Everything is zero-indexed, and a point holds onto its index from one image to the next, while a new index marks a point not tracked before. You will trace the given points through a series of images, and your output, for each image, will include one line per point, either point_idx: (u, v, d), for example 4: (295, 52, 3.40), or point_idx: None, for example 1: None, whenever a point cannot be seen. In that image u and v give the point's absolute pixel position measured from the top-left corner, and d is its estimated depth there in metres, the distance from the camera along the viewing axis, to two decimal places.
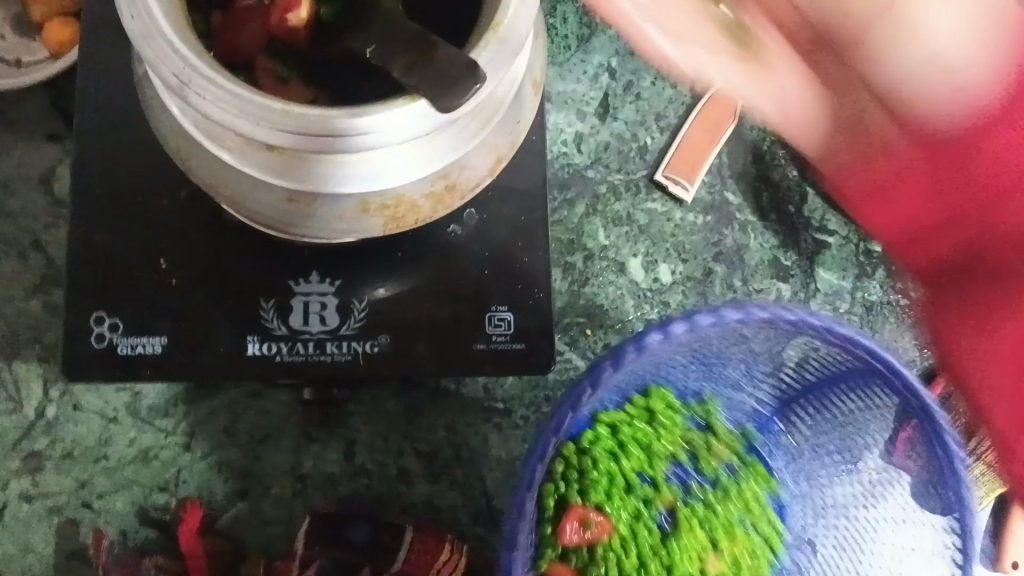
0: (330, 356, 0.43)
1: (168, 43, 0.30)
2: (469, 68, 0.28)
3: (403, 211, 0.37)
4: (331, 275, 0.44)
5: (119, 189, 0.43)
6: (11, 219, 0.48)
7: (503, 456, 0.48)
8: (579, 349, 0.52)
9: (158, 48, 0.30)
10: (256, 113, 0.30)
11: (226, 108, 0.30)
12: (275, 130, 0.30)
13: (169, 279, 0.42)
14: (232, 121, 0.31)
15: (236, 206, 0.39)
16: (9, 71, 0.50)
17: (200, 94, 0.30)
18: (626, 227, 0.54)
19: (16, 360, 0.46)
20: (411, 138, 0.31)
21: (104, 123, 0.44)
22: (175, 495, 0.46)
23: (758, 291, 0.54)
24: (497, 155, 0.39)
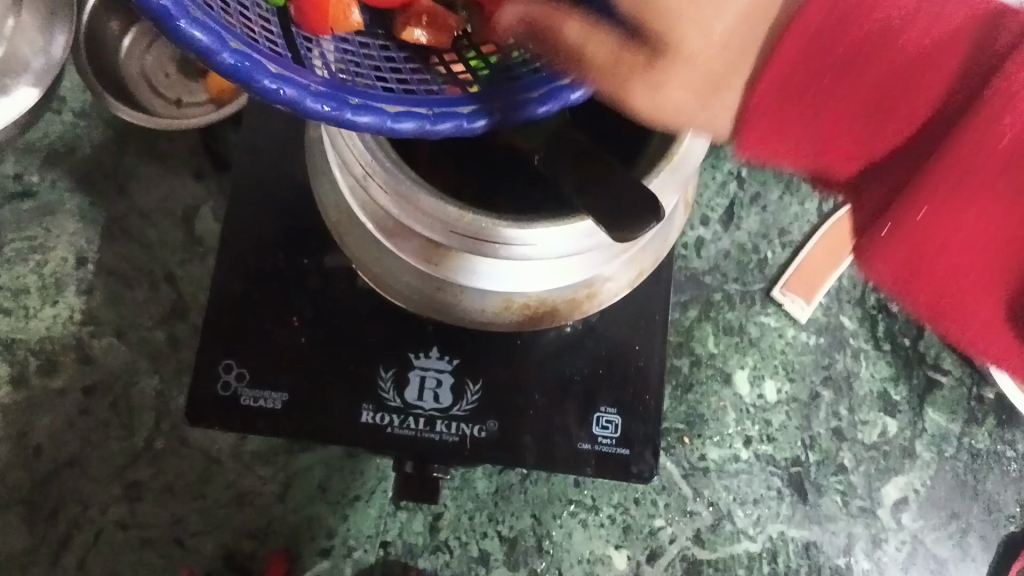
0: (438, 434, 0.44)
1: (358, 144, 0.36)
2: (647, 196, 0.32)
3: (541, 309, 0.42)
4: (448, 354, 0.45)
5: (263, 242, 0.47)
6: (148, 249, 0.50)
7: (585, 554, 0.49)
8: (675, 456, 0.51)
9: (349, 145, 0.36)
10: (434, 215, 0.35)
11: (401, 205, 0.36)
12: (449, 231, 0.36)
13: (298, 335, 0.45)
14: (405, 218, 0.37)
15: (382, 284, 0.44)
16: (167, 109, 0.54)
17: (378, 185, 0.36)
18: (736, 338, 0.54)
19: (134, 387, 0.48)
20: (556, 253, 0.37)
21: (264, 175, 0.48)
22: (264, 544, 0.47)
23: (863, 423, 0.53)
24: (639, 269, 0.44)
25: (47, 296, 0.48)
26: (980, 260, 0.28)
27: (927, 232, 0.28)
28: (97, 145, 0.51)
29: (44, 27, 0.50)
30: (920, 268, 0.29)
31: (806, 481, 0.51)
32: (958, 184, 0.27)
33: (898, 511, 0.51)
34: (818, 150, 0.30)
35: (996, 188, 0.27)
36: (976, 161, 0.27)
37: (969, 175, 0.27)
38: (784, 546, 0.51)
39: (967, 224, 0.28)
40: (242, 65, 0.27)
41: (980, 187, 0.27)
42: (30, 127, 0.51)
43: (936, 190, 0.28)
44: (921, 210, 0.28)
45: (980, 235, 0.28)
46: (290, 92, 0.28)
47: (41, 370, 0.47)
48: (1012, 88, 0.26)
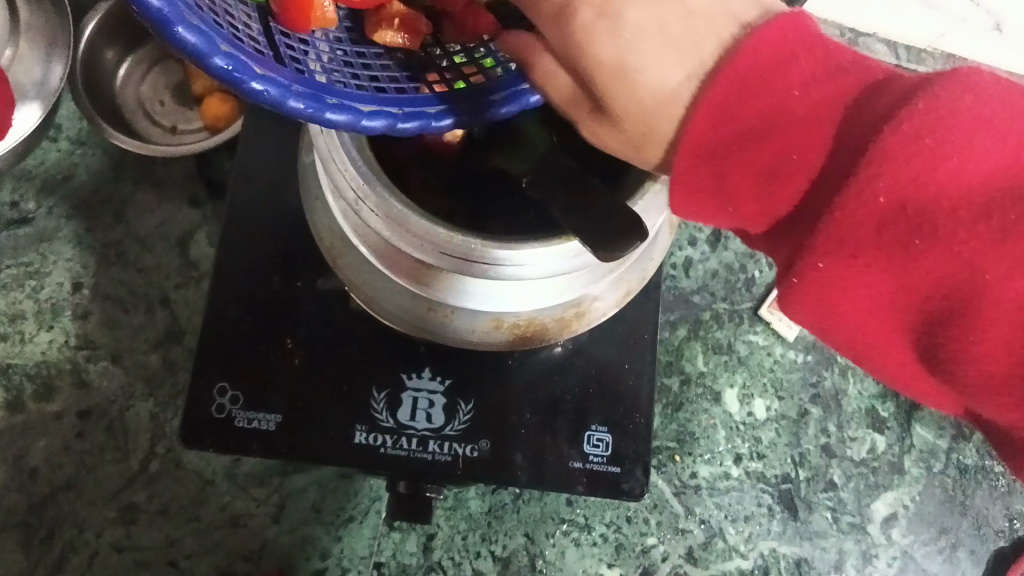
0: (431, 454, 0.44)
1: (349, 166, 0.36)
2: (632, 216, 0.32)
3: (530, 329, 0.43)
4: (441, 374, 0.46)
5: (258, 265, 0.47)
6: (143, 273, 0.51)
7: (578, 572, 0.49)
8: (666, 474, 0.52)
9: (340, 167, 0.37)
10: (424, 236, 0.36)
11: (392, 226, 0.37)
12: (439, 251, 0.36)
13: (292, 357, 0.46)
14: (395, 239, 0.37)
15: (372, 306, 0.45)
16: (164, 137, 0.56)
17: (369, 207, 0.37)
18: (726, 356, 0.54)
19: (129, 410, 0.48)
20: (545, 272, 0.37)
21: (259, 200, 0.49)
22: (258, 566, 0.47)
23: (852, 439, 0.53)
24: (627, 289, 0.44)
25: (43, 321, 0.49)
26: (881, 305, 0.27)
27: (821, 285, 0.27)
28: (95, 173, 0.52)
29: (43, 59, 0.53)
30: (832, 312, 0.27)
31: (797, 498, 0.52)
32: (855, 240, 0.26)
33: (888, 527, 0.52)
34: (730, 203, 0.29)
35: (886, 241, 0.26)
36: (860, 225, 0.26)
37: (879, 231, 0.26)
38: (776, 562, 0.51)
39: (861, 279, 0.26)
40: (232, 69, 0.26)
41: (871, 250, 0.26)
42: (27, 155, 0.52)
43: (833, 248, 0.26)
44: (821, 264, 0.26)
45: (871, 286, 0.26)
46: (275, 95, 0.28)
47: (38, 394, 0.48)
48: (898, 147, 0.25)
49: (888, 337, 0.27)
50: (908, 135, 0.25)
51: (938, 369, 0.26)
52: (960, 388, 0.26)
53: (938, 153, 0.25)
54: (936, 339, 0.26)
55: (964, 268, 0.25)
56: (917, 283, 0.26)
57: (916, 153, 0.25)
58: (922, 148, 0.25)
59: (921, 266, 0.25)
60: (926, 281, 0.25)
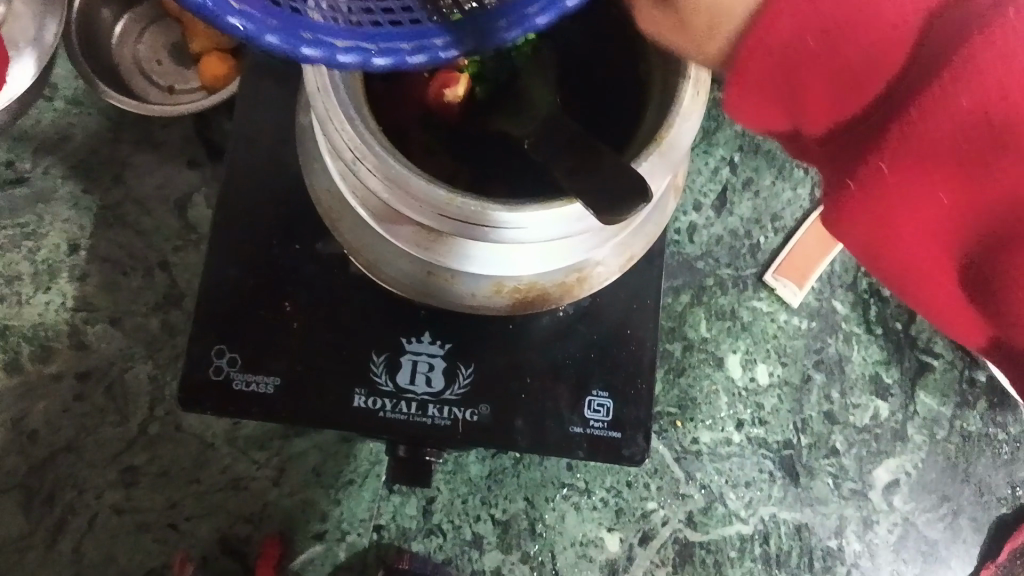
0: (430, 418, 0.44)
1: (346, 127, 0.35)
2: (636, 180, 0.32)
3: (532, 294, 0.43)
4: (441, 338, 0.45)
5: (256, 228, 0.47)
6: (141, 236, 0.50)
7: (578, 537, 0.49)
8: (667, 439, 0.52)
9: (338, 128, 0.36)
10: (425, 199, 0.35)
11: (391, 188, 0.36)
12: (440, 215, 0.36)
13: (291, 320, 0.45)
14: (396, 202, 0.37)
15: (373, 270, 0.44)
16: (161, 96, 0.55)
17: (368, 169, 0.36)
18: (729, 322, 0.54)
19: (128, 372, 0.48)
20: (549, 235, 0.37)
21: (257, 161, 0.48)
22: (259, 529, 0.47)
23: (855, 406, 0.53)
24: (630, 254, 0.44)
25: (40, 283, 0.49)
26: (938, 214, 0.27)
27: (882, 193, 0.27)
28: (91, 133, 0.52)
29: (36, 14, 0.53)
30: (889, 220, 0.27)
31: (798, 464, 0.52)
32: (925, 152, 0.25)
33: (889, 493, 0.52)
34: (794, 106, 0.29)
35: (960, 156, 0.25)
36: (925, 140, 0.25)
37: (948, 148, 0.25)
38: (776, 528, 0.51)
39: (920, 189, 0.26)
40: (206, 2, 0.26)
41: (934, 164, 0.26)
42: (22, 115, 0.51)
43: (899, 155, 0.26)
44: (885, 169, 0.26)
45: (929, 198, 0.26)
46: (249, 29, 0.27)
47: (36, 357, 0.48)
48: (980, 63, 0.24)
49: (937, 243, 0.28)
50: (996, 50, 0.24)
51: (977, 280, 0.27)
52: (995, 302, 0.27)
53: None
54: (989, 256, 0.26)
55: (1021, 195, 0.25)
56: (976, 197, 0.26)
57: (997, 72, 0.24)
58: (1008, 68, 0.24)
59: (982, 185, 0.25)
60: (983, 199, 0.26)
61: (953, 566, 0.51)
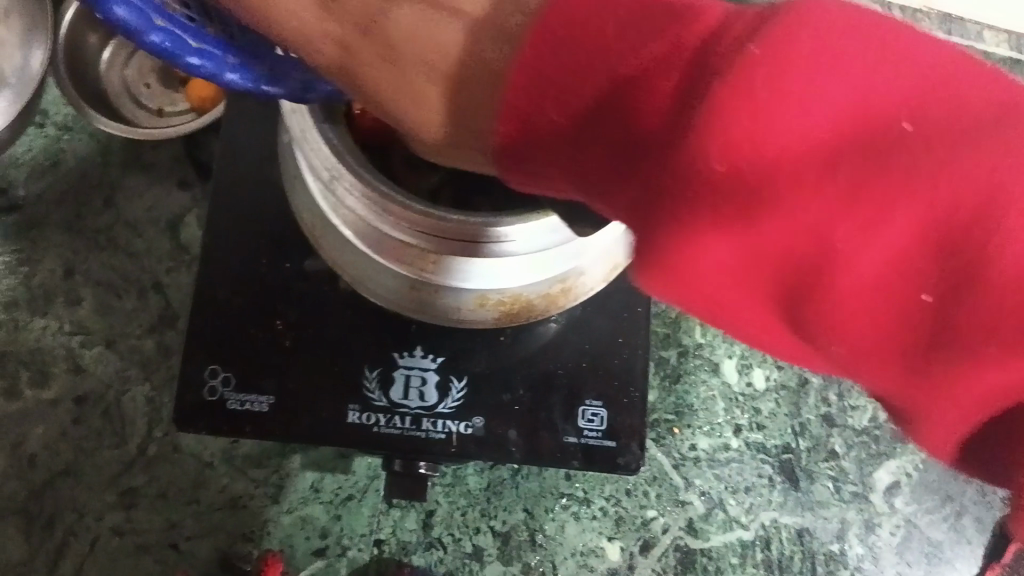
0: (424, 432, 0.44)
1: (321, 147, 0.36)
2: None
3: (518, 306, 0.43)
4: (434, 352, 0.46)
5: (246, 247, 0.47)
6: (136, 259, 0.51)
7: (578, 546, 0.49)
8: (665, 446, 0.51)
9: (314, 149, 0.37)
10: (402, 215, 0.36)
11: (369, 205, 0.37)
12: (418, 230, 0.36)
13: (284, 338, 0.46)
14: (375, 219, 0.37)
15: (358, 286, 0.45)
16: (152, 120, 0.56)
17: (345, 187, 0.37)
18: (724, 327, 0.54)
19: (125, 394, 0.48)
20: (531, 246, 0.37)
21: (246, 181, 0.49)
22: (259, 546, 0.47)
23: (853, 408, 0.53)
24: (615, 263, 0.45)
25: (37, 308, 0.49)
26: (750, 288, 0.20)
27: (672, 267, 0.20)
28: (83, 159, 0.52)
29: (20, 43, 0.54)
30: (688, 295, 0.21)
31: (798, 467, 0.51)
32: (743, 194, 0.19)
33: (891, 495, 0.51)
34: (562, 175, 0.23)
35: (794, 162, 0.18)
36: (704, 178, 0.19)
37: (731, 189, 0.19)
38: (778, 533, 0.50)
39: (718, 244, 0.19)
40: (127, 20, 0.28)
41: (733, 207, 0.19)
42: (16, 143, 0.52)
43: (687, 215, 0.20)
44: (674, 237, 0.20)
45: (738, 270, 0.20)
46: (172, 47, 0.29)
47: (34, 381, 0.48)
48: (744, 81, 0.18)
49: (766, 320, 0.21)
50: (771, 65, 0.18)
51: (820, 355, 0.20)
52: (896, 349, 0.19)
53: (825, 64, 0.18)
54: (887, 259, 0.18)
55: (851, 225, 0.18)
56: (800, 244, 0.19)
57: (785, 103, 0.18)
58: (809, 71, 0.18)
59: (788, 227, 0.19)
60: (813, 240, 0.19)
61: (958, 567, 0.51)
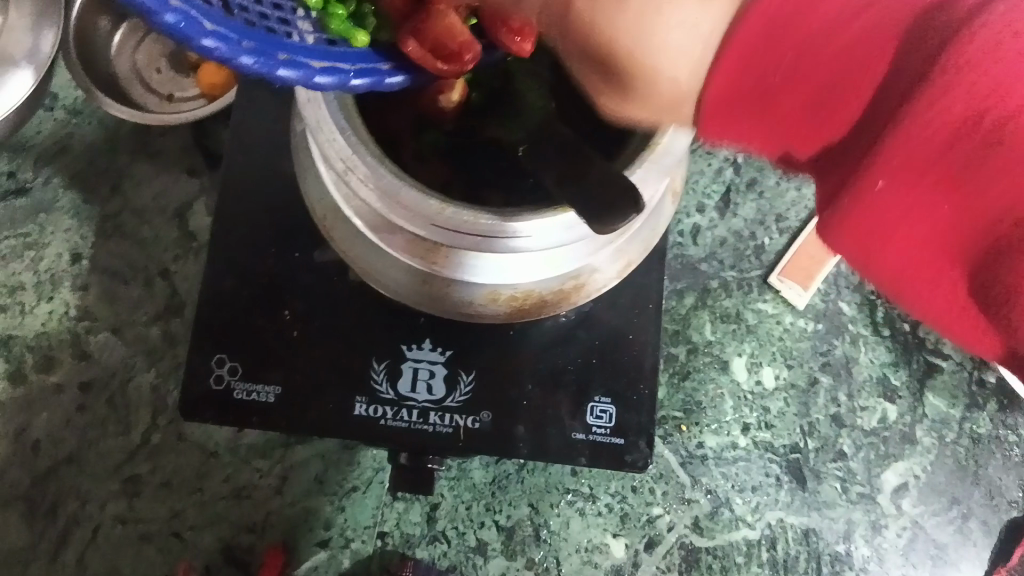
0: (431, 426, 0.44)
1: (335, 138, 0.36)
2: (628, 190, 0.32)
3: (529, 302, 0.43)
4: (441, 345, 0.45)
5: (254, 237, 0.47)
6: (143, 245, 0.50)
7: (583, 542, 0.49)
8: (672, 444, 0.51)
9: (328, 139, 0.36)
10: (415, 209, 0.36)
11: (381, 198, 0.36)
12: (431, 224, 0.36)
13: (291, 329, 0.45)
14: (387, 212, 0.37)
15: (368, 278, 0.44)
16: (161, 105, 0.55)
17: (359, 179, 0.36)
18: (734, 325, 0.53)
19: (130, 382, 0.48)
20: (547, 243, 0.37)
21: (254, 170, 0.48)
22: (262, 537, 0.47)
23: (863, 409, 0.52)
24: (627, 259, 0.44)
25: (42, 293, 0.49)
26: (937, 244, 0.23)
27: (855, 219, 0.23)
28: (93, 144, 0.52)
29: (31, 24, 0.51)
30: (862, 260, 0.24)
31: (805, 468, 0.51)
32: (929, 163, 0.22)
33: (899, 497, 0.51)
34: (755, 135, 0.26)
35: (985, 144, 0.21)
36: (913, 140, 0.22)
37: (946, 148, 0.21)
38: (783, 533, 0.50)
39: (909, 206, 0.23)
40: (178, 24, 0.27)
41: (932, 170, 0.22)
42: (23, 126, 0.52)
43: (895, 167, 0.22)
44: (876, 187, 0.23)
45: (927, 219, 0.23)
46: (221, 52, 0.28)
47: (38, 367, 0.48)
48: (972, 58, 0.21)
49: (940, 286, 0.24)
50: (992, 42, 0.20)
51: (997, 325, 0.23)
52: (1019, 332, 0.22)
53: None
54: None
55: None
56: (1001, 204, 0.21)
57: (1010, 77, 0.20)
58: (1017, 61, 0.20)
59: (995, 191, 0.21)
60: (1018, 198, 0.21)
61: (963, 570, 0.50)
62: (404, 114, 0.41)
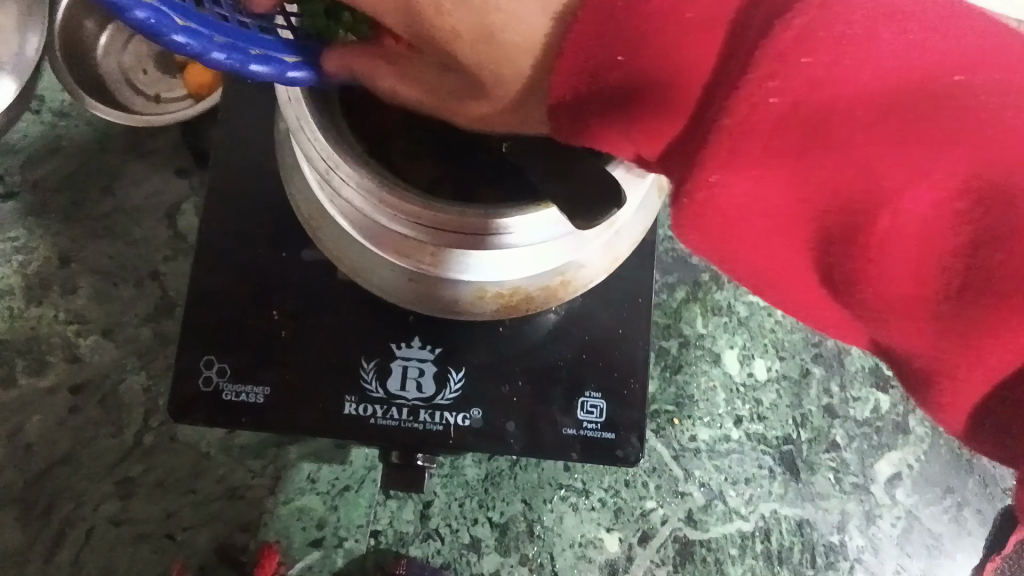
0: (422, 423, 0.44)
1: (318, 137, 0.36)
2: (612, 187, 0.32)
3: (517, 299, 0.43)
4: (431, 343, 0.45)
5: (243, 237, 0.47)
6: (132, 247, 0.50)
7: (577, 537, 0.49)
8: (665, 437, 0.51)
9: (310, 138, 0.36)
10: (399, 207, 0.35)
11: (365, 196, 0.36)
12: (415, 222, 0.36)
13: (281, 329, 0.45)
14: (371, 211, 0.37)
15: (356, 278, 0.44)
16: (149, 106, 0.55)
17: (342, 178, 0.36)
18: (725, 317, 0.53)
19: (123, 383, 0.48)
20: (533, 239, 0.37)
21: (243, 170, 0.48)
22: (256, 537, 0.47)
23: (855, 399, 0.52)
24: (616, 255, 0.44)
25: (33, 296, 0.49)
26: (782, 233, 0.23)
27: (701, 206, 0.22)
28: (81, 145, 0.52)
29: (18, 27, 0.52)
30: (721, 247, 0.24)
31: (799, 459, 0.51)
32: (773, 143, 0.21)
33: (892, 486, 0.51)
34: (610, 145, 0.26)
35: (829, 130, 0.21)
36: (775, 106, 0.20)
37: (795, 129, 0.21)
38: (777, 525, 0.50)
39: (760, 189, 0.22)
40: (151, 20, 0.26)
41: (781, 145, 0.21)
42: (10, 129, 0.52)
43: (734, 156, 0.21)
44: (711, 179, 0.22)
45: (773, 213, 0.22)
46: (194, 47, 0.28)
47: (30, 370, 0.48)
48: (812, 38, 0.20)
49: (791, 273, 0.24)
50: (837, 31, 0.20)
51: (845, 296, 0.23)
52: (857, 302, 0.23)
53: (851, 42, 0.21)
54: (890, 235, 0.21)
55: (895, 172, 0.21)
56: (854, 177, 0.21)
57: (846, 61, 0.20)
58: (836, 40, 0.20)
59: (844, 166, 0.21)
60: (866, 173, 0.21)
61: (957, 559, 0.50)
62: (389, 113, 0.41)
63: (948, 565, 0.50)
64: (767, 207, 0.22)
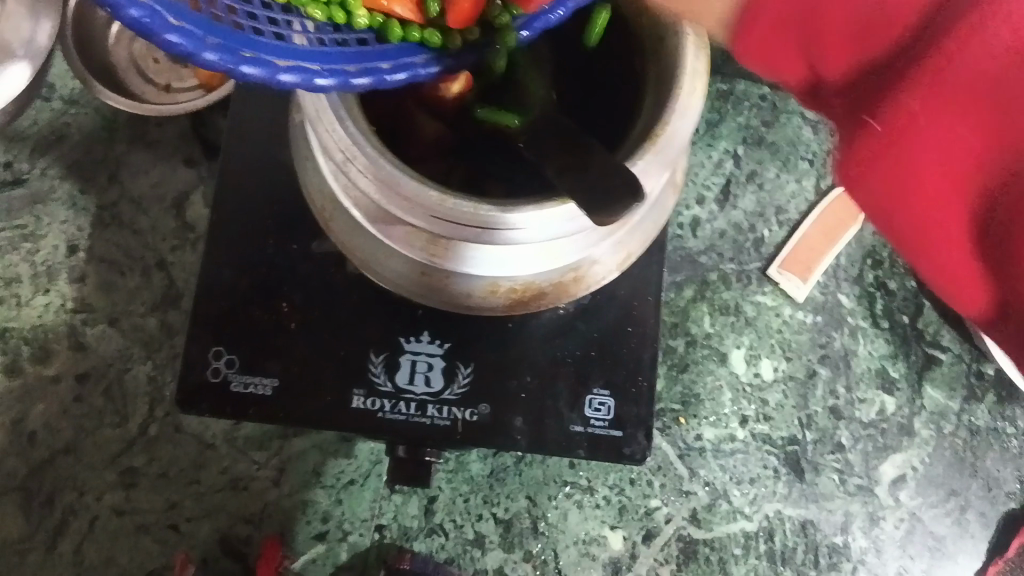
0: (429, 418, 0.44)
1: (335, 127, 0.35)
2: (629, 185, 0.32)
3: (528, 295, 0.43)
4: (439, 338, 0.45)
5: (251, 228, 0.47)
6: (139, 236, 0.50)
7: (581, 534, 0.49)
8: (670, 436, 0.51)
9: (326, 127, 0.36)
10: (415, 200, 0.35)
11: (380, 188, 0.36)
12: (431, 216, 0.36)
13: (288, 321, 0.45)
14: (386, 203, 0.37)
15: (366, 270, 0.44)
16: (155, 94, 0.55)
17: (358, 169, 0.36)
18: (732, 317, 0.53)
19: (127, 373, 0.48)
20: (550, 235, 0.37)
21: (251, 161, 0.48)
22: (260, 529, 0.47)
23: (861, 401, 0.52)
24: (628, 251, 0.44)
25: (39, 285, 0.49)
26: (942, 178, 0.28)
27: (859, 158, 0.29)
28: (88, 133, 0.52)
29: (28, 13, 0.51)
30: (873, 187, 0.30)
31: (804, 460, 0.51)
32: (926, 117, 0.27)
33: (896, 489, 0.51)
34: (786, 64, 0.29)
35: (971, 106, 0.26)
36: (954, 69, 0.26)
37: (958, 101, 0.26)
38: (781, 525, 0.50)
39: (932, 134, 0.27)
40: (145, 19, 0.29)
41: (929, 116, 0.27)
42: (18, 115, 0.51)
43: (915, 105, 0.27)
44: (904, 112, 0.27)
45: (938, 164, 0.28)
46: (187, 47, 0.30)
47: (36, 358, 0.48)
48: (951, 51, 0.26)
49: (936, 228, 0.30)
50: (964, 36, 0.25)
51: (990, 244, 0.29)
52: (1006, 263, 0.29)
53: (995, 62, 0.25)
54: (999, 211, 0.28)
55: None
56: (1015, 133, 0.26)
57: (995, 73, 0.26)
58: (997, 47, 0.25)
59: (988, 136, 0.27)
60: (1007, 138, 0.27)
61: (960, 562, 0.50)
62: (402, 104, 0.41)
63: (950, 568, 0.50)
64: (922, 154, 0.28)
